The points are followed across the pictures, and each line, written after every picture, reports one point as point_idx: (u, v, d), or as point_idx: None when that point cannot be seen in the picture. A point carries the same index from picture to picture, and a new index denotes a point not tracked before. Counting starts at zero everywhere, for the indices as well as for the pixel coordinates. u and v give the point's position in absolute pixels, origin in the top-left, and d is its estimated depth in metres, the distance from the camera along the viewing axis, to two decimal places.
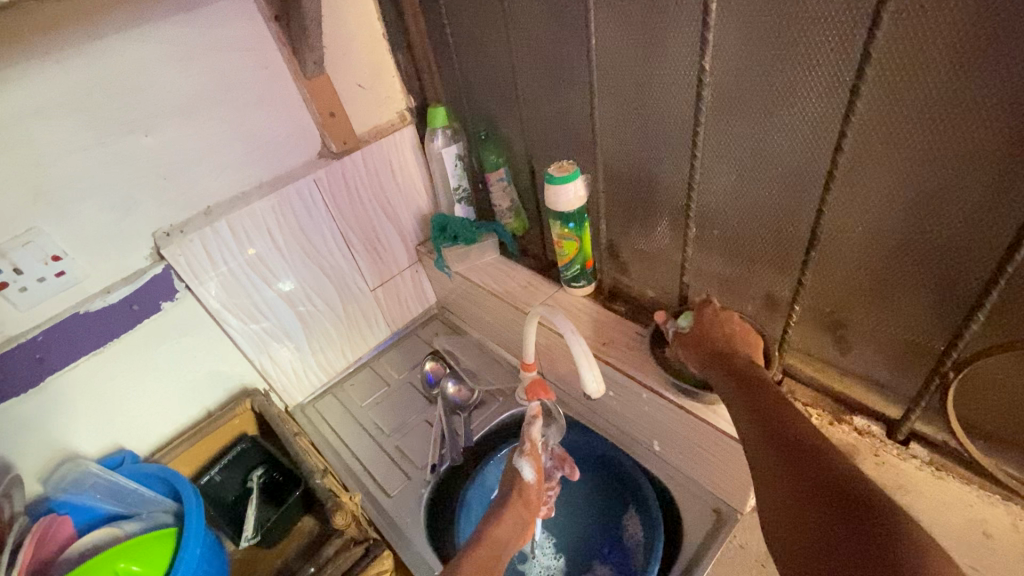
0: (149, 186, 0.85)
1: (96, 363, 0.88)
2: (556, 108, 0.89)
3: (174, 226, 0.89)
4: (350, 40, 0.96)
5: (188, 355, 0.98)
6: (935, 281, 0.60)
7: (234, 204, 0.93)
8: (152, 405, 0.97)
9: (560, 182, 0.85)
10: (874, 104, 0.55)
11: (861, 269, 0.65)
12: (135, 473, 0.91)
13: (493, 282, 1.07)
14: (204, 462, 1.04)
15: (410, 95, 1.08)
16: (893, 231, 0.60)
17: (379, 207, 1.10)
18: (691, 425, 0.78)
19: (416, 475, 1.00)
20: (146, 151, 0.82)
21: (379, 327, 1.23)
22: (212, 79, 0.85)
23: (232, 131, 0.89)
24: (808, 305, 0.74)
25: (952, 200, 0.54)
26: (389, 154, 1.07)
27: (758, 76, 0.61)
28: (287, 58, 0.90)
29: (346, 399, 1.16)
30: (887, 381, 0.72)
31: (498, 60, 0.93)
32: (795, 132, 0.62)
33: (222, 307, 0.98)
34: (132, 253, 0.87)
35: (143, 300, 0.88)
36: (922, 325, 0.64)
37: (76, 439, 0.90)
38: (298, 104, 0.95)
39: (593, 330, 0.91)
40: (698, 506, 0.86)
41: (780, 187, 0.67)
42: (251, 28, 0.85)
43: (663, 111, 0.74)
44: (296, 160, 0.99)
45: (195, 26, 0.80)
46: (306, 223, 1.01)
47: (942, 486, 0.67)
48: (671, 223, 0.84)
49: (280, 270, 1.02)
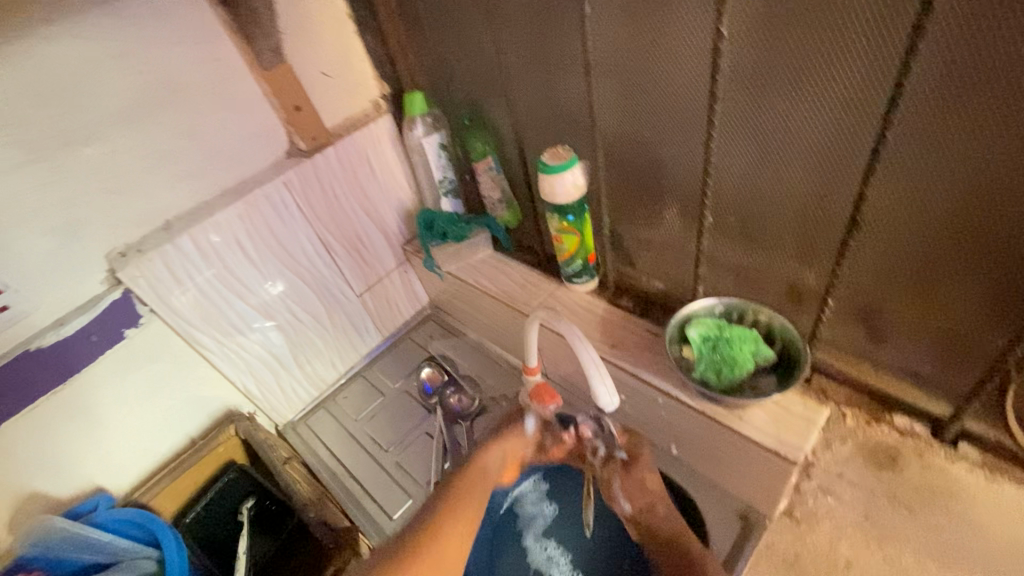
0: (97, 204, 0.75)
1: (59, 402, 0.80)
2: (547, 87, 0.80)
3: (130, 245, 0.80)
4: (311, 24, 0.85)
5: (162, 383, 0.90)
6: (995, 270, 0.53)
7: (196, 216, 0.84)
8: (127, 439, 0.89)
9: (557, 171, 0.76)
10: (931, 70, 0.47)
11: (905, 258, 0.58)
12: (109, 519, 0.85)
13: (488, 281, 0.99)
14: (189, 495, 0.97)
15: (384, 81, 0.98)
16: (944, 217, 0.53)
17: (359, 205, 1.01)
18: (713, 431, 0.72)
19: (419, 493, 0.94)
20: (88, 164, 0.73)
21: (370, 333, 1.15)
22: (157, 76, 0.74)
23: (186, 134, 0.80)
24: (840, 297, 0.66)
25: (1019, 181, 0.47)
26: (364, 147, 0.97)
27: (785, 40, 0.53)
28: (240, 48, 0.80)
29: (339, 413, 1.09)
30: (930, 375, 0.65)
31: (479, 37, 0.83)
32: (828, 104, 0.54)
33: (196, 329, 0.89)
34: (85, 280, 0.78)
35: (102, 330, 0.80)
36: (976, 318, 0.57)
37: (45, 484, 0.82)
38: (259, 99, 0.84)
39: (600, 331, 0.84)
40: (720, 510, 0.78)
41: (809, 167, 0.59)
42: (196, 16, 0.75)
43: (670, 87, 0.65)
44: (262, 161, 0.89)
45: (129, 18, 0.70)
46: (279, 230, 0.92)
47: (996, 491, 0.63)
48: (681, 210, 0.76)
49: (256, 284, 0.93)
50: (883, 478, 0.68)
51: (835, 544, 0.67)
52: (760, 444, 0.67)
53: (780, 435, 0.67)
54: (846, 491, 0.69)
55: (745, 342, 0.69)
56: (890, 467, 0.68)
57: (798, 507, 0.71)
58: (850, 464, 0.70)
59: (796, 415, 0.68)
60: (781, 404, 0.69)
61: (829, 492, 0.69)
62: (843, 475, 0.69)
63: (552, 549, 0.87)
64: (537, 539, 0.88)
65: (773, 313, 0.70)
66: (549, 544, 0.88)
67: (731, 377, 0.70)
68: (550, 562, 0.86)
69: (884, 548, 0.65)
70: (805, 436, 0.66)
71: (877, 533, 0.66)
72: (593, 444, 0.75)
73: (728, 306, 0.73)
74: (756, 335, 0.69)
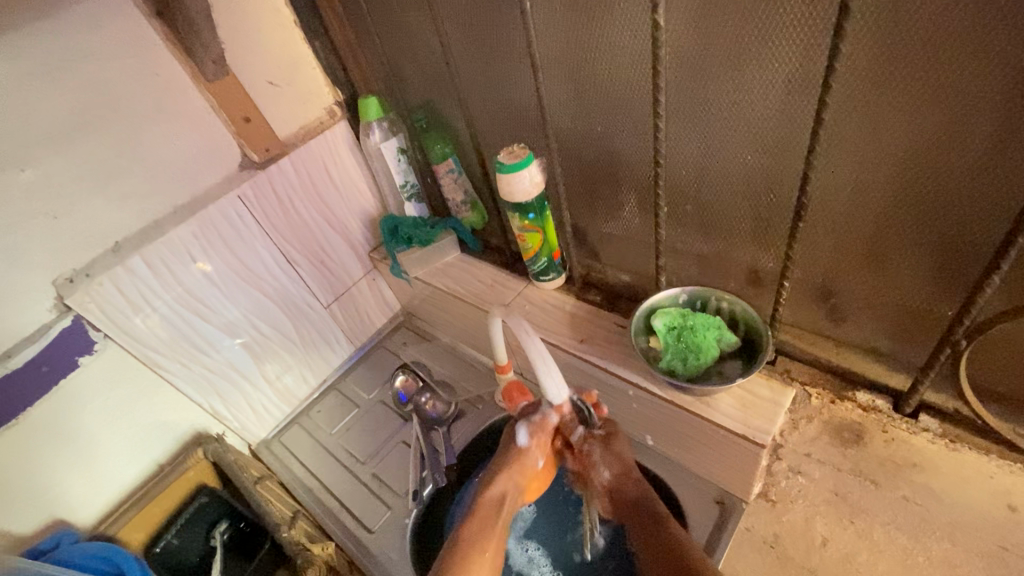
0: (38, 229, 0.72)
1: (13, 437, 0.76)
2: (500, 86, 0.79)
3: (77, 269, 0.77)
4: (256, 33, 0.84)
5: (122, 410, 0.87)
6: (941, 241, 0.54)
7: (146, 237, 0.81)
8: (89, 471, 0.86)
9: (513, 169, 0.75)
10: (862, 49, 0.47)
11: (855, 234, 0.59)
12: (71, 556, 0.81)
13: (456, 284, 0.98)
14: (160, 523, 0.93)
15: (337, 88, 0.96)
16: (889, 192, 0.53)
17: (319, 215, 0.99)
18: (684, 421, 0.72)
19: (397, 504, 0.93)
20: (24, 188, 0.70)
21: (342, 344, 1.12)
22: (93, 93, 0.72)
23: (129, 152, 0.77)
24: (797, 277, 0.67)
25: (955, 152, 0.48)
26: (322, 156, 0.96)
27: (723, 24, 0.53)
28: (181, 61, 0.78)
29: (314, 427, 1.07)
30: (890, 350, 0.67)
31: (427, 38, 0.83)
32: (770, 86, 0.54)
33: (154, 352, 0.86)
34: (31, 308, 0.74)
35: (54, 360, 0.77)
36: (926, 289, 0.58)
37: (5, 524, 0.79)
38: (205, 112, 0.82)
39: (569, 327, 0.83)
40: (698, 498, 0.77)
41: (757, 150, 0.60)
42: (132, 30, 0.73)
43: (616, 80, 0.65)
44: (213, 176, 0.87)
45: (58, 33, 0.67)
46: (236, 246, 0.90)
47: (958, 460, 0.64)
48: (639, 201, 0.77)
49: (216, 302, 0.90)
50: (848, 454, 0.69)
51: (810, 522, 0.67)
52: (728, 429, 0.67)
53: (747, 419, 0.67)
54: (814, 469, 0.70)
55: (709, 329, 0.69)
56: (856, 443, 0.69)
57: (772, 488, 0.71)
58: (816, 443, 0.70)
59: (762, 398, 0.68)
60: (748, 388, 0.70)
61: (800, 472, 0.70)
62: (810, 454, 0.70)
63: (533, 551, 0.86)
64: (518, 540, 0.87)
65: (733, 297, 0.71)
66: (530, 545, 0.87)
67: (697, 364, 0.70)
68: (530, 564, 0.85)
69: (856, 522, 0.65)
70: (771, 418, 0.66)
71: (849, 509, 0.66)
72: (570, 425, 0.74)
73: (691, 293, 0.73)
74: (719, 322, 0.70)
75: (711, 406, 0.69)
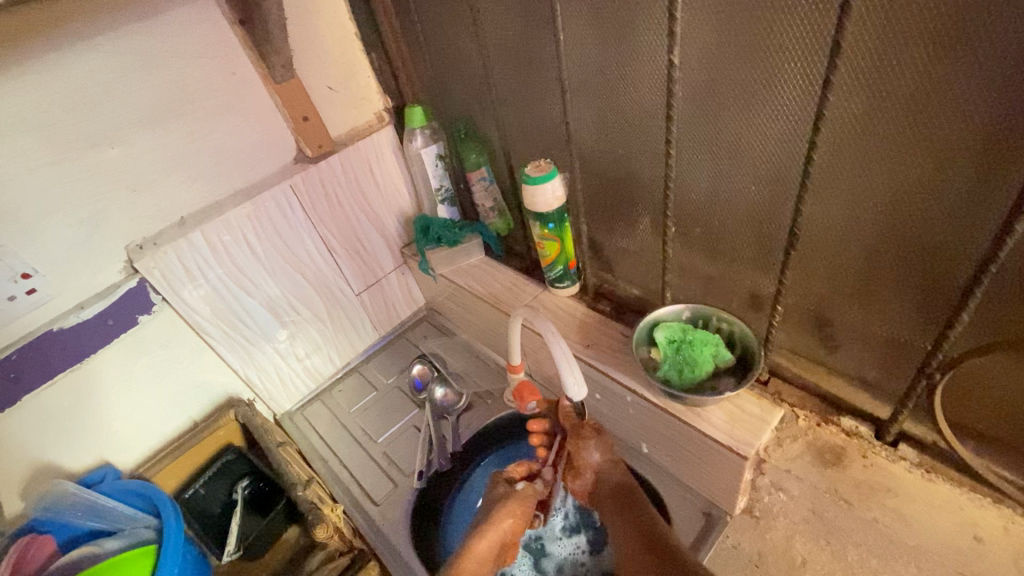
0: (119, 200, 0.83)
1: (76, 379, 0.87)
2: (533, 105, 0.87)
3: (146, 239, 0.87)
4: (322, 43, 0.94)
5: (168, 368, 0.97)
6: (919, 277, 0.58)
7: (208, 215, 0.91)
8: (134, 419, 0.96)
9: (537, 182, 0.82)
10: (847, 100, 0.53)
11: (843, 264, 0.64)
12: (116, 490, 0.92)
13: (477, 283, 1.05)
14: (189, 473, 1.03)
15: (387, 96, 1.06)
16: (874, 228, 0.58)
17: (361, 210, 1.08)
18: (677, 430, 0.76)
19: (404, 482, 1.00)
20: (114, 164, 0.80)
21: (367, 331, 1.21)
22: (179, 86, 0.82)
23: (201, 140, 0.87)
24: (793, 303, 0.72)
25: (932, 197, 0.53)
26: (368, 156, 1.05)
27: (732, 71, 0.59)
28: (255, 64, 0.88)
29: (334, 405, 1.15)
30: (877, 380, 0.71)
31: (471, 58, 0.91)
32: (773, 126, 0.60)
33: (203, 319, 0.96)
34: (104, 268, 0.85)
35: (118, 315, 0.87)
36: (909, 322, 0.62)
37: (58, 456, 0.89)
38: (270, 110, 0.92)
39: (578, 332, 0.89)
40: (686, 506, 0.81)
41: (759, 184, 0.65)
42: (217, 34, 0.83)
43: (637, 107, 0.72)
44: (272, 166, 0.97)
45: (158, 34, 0.78)
46: (285, 231, 0.99)
47: (932, 489, 0.68)
48: (652, 220, 0.82)
49: (260, 279, 1.00)
50: (827, 474, 0.72)
51: (790, 541, 0.71)
52: (716, 441, 0.71)
53: (733, 432, 0.71)
54: (794, 486, 0.73)
55: (706, 345, 0.73)
56: (835, 465, 0.72)
57: (755, 504, 0.75)
58: (797, 461, 0.74)
59: (751, 414, 0.72)
60: (738, 404, 0.74)
61: (780, 488, 0.74)
62: (791, 471, 0.74)
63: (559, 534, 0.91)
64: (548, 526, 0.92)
65: (730, 316, 0.76)
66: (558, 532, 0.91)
67: (692, 377, 0.74)
68: (553, 542, 0.90)
69: (832, 543, 0.68)
70: (756, 434, 0.70)
71: (825, 528, 0.70)
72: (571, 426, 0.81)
73: (693, 311, 0.78)
74: (717, 340, 0.74)
75: (706, 421, 0.73)
